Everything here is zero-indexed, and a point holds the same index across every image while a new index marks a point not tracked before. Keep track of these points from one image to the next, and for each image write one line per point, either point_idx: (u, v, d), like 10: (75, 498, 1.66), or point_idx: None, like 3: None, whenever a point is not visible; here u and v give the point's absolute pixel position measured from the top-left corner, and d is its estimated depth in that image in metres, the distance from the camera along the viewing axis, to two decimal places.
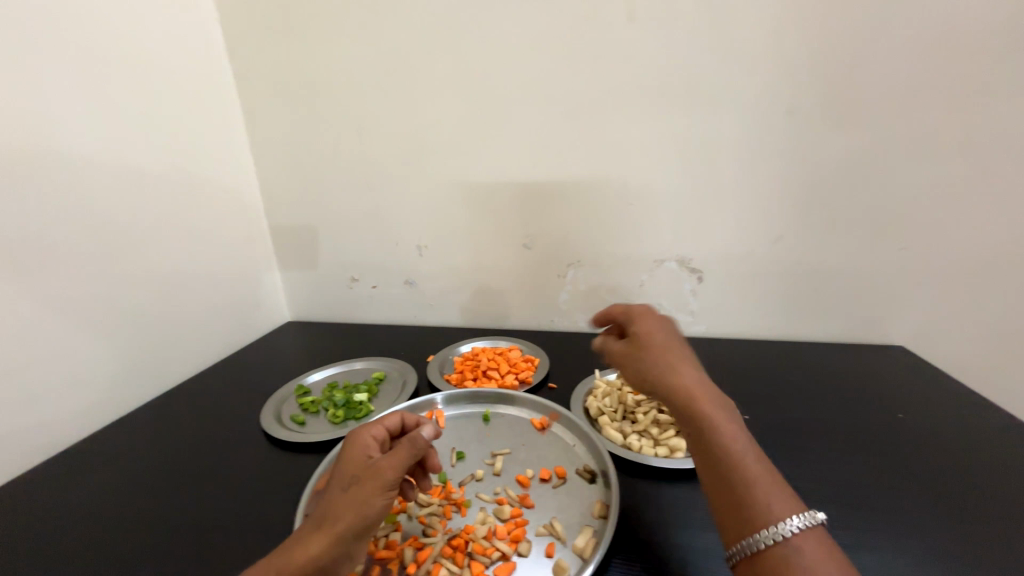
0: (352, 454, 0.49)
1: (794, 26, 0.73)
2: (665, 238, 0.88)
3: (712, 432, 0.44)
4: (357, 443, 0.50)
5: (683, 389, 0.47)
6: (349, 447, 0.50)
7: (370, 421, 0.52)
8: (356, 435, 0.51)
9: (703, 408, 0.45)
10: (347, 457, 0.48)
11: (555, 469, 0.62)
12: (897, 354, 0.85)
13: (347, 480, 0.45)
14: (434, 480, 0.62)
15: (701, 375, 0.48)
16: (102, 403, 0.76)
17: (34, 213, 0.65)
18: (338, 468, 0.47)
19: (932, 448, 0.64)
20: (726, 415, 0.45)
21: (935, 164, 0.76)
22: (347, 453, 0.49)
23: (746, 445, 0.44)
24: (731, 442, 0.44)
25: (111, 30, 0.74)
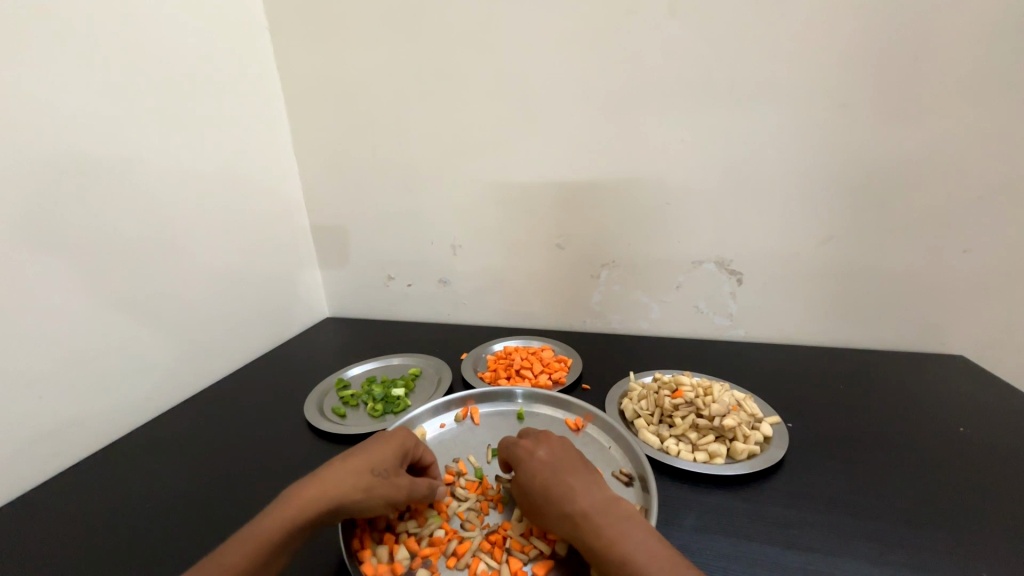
0: (394, 446, 0.54)
1: (847, 18, 0.70)
2: (703, 240, 0.86)
3: (623, 554, 0.43)
4: (404, 442, 0.55)
5: (583, 507, 0.47)
6: (393, 441, 0.55)
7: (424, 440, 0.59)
8: (404, 438, 0.56)
9: (605, 525, 0.46)
10: (388, 447, 0.54)
11: None
12: (956, 364, 0.80)
13: (381, 470, 0.51)
14: (470, 475, 0.63)
15: (598, 491, 0.49)
16: (162, 391, 0.82)
17: (108, 214, 0.71)
18: (378, 449, 0.53)
19: (998, 465, 0.60)
20: (630, 525, 0.46)
21: (1005, 161, 0.70)
22: (388, 443, 0.54)
23: (648, 550, 0.44)
24: (638, 555, 0.43)
25: (175, 45, 0.80)
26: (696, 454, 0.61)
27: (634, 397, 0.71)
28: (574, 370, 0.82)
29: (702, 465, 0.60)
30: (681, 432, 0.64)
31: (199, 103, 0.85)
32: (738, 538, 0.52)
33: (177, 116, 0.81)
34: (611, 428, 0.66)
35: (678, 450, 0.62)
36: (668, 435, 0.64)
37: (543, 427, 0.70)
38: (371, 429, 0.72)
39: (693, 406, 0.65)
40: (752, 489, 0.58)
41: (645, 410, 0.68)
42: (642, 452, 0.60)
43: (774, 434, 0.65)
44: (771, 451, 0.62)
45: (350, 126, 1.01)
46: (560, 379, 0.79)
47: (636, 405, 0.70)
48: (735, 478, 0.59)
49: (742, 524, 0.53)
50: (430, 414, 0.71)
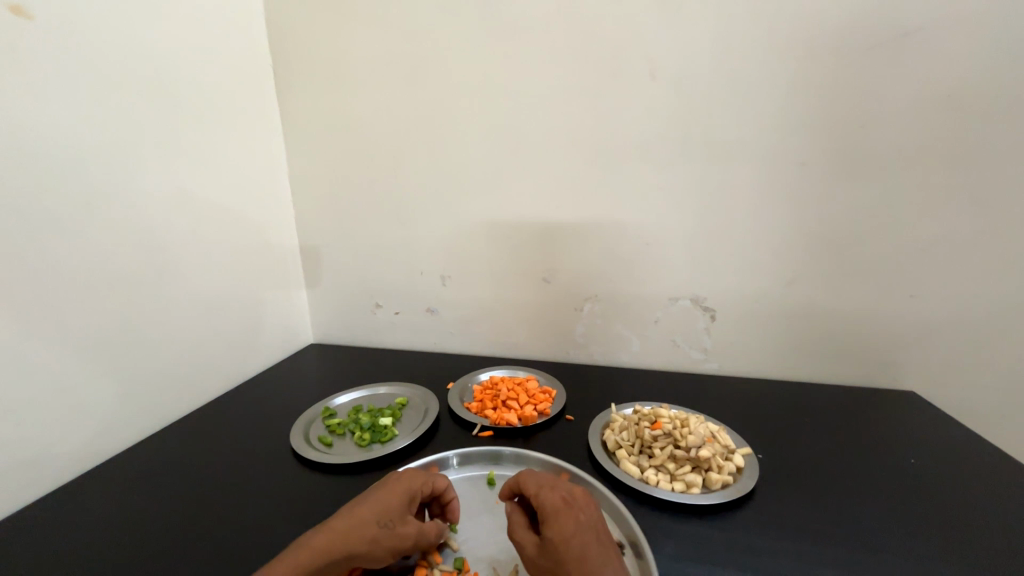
0: (400, 492, 0.54)
1: (803, 88, 0.79)
2: (679, 277, 0.92)
3: None
4: (410, 484, 0.56)
5: None
6: (400, 484, 0.55)
7: (431, 476, 0.58)
8: (412, 480, 0.56)
9: None
10: (394, 492, 0.54)
11: None
12: (909, 400, 0.87)
13: (388, 517, 0.51)
14: (448, 564, 0.57)
15: None
16: (141, 416, 0.80)
17: (101, 237, 0.72)
18: (385, 496, 0.53)
19: (947, 494, 0.65)
20: None
21: (941, 217, 0.79)
22: (395, 486, 0.55)
23: None
24: None
25: (180, 78, 0.83)
26: (673, 484, 0.65)
27: (615, 428, 0.74)
28: (558, 401, 0.84)
29: (679, 495, 0.63)
30: (660, 463, 0.67)
31: (199, 132, 0.87)
32: (715, 567, 0.54)
33: (177, 145, 0.83)
34: (590, 488, 0.64)
35: (658, 480, 0.65)
36: (647, 466, 0.68)
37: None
38: (358, 458, 0.72)
39: (671, 437, 0.68)
40: (728, 519, 0.61)
41: (627, 441, 0.71)
42: (627, 511, 0.59)
43: (747, 465, 0.68)
44: (744, 481, 0.65)
45: (345, 158, 1.04)
46: (544, 410, 0.81)
47: (617, 436, 0.72)
48: (710, 508, 0.62)
49: (718, 554, 0.56)
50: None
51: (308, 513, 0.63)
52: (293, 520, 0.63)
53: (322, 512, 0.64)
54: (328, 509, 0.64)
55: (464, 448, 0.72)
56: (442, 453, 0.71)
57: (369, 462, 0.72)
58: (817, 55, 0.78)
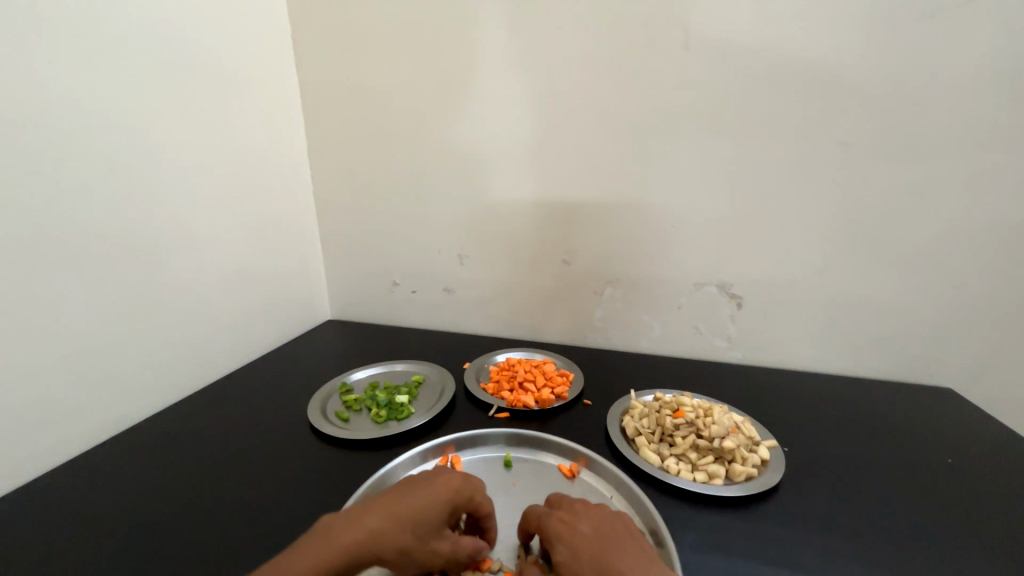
0: (443, 503, 0.50)
1: (851, 60, 0.73)
2: (706, 263, 0.88)
3: None
4: (455, 494, 0.52)
5: None
6: (444, 492, 0.51)
7: (477, 486, 0.54)
8: (460, 490, 0.52)
9: None
10: (435, 499, 0.50)
11: None
12: (947, 396, 0.82)
13: (424, 527, 0.48)
14: None
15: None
16: (163, 386, 0.81)
17: (121, 207, 0.72)
18: (426, 501, 0.50)
19: (984, 496, 0.62)
20: None
21: (999, 202, 0.73)
22: (439, 492, 0.51)
23: None
24: None
25: (199, 47, 0.82)
26: (695, 474, 0.63)
27: (635, 415, 0.72)
28: (575, 385, 0.83)
29: (701, 485, 0.61)
30: (681, 452, 0.65)
31: (216, 103, 0.86)
32: (736, 560, 0.52)
33: (196, 115, 0.82)
34: (609, 474, 0.63)
35: (678, 469, 0.64)
36: (668, 454, 0.66)
37: (534, 475, 0.66)
38: (375, 434, 0.72)
39: (694, 426, 0.66)
40: (750, 511, 0.59)
41: (647, 428, 0.70)
42: (648, 500, 0.57)
43: (771, 457, 0.66)
44: (768, 474, 0.63)
45: (364, 132, 1.02)
46: (562, 393, 0.80)
47: (637, 423, 0.71)
48: (732, 499, 0.60)
49: (740, 547, 0.54)
50: (407, 464, 0.65)
51: (326, 487, 0.64)
52: (310, 492, 0.64)
53: (339, 485, 0.65)
54: (344, 484, 0.64)
55: (480, 428, 0.71)
56: (459, 433, 0.70)
57: (386, 438, 0.72)
58: (868, 25, 0.71)
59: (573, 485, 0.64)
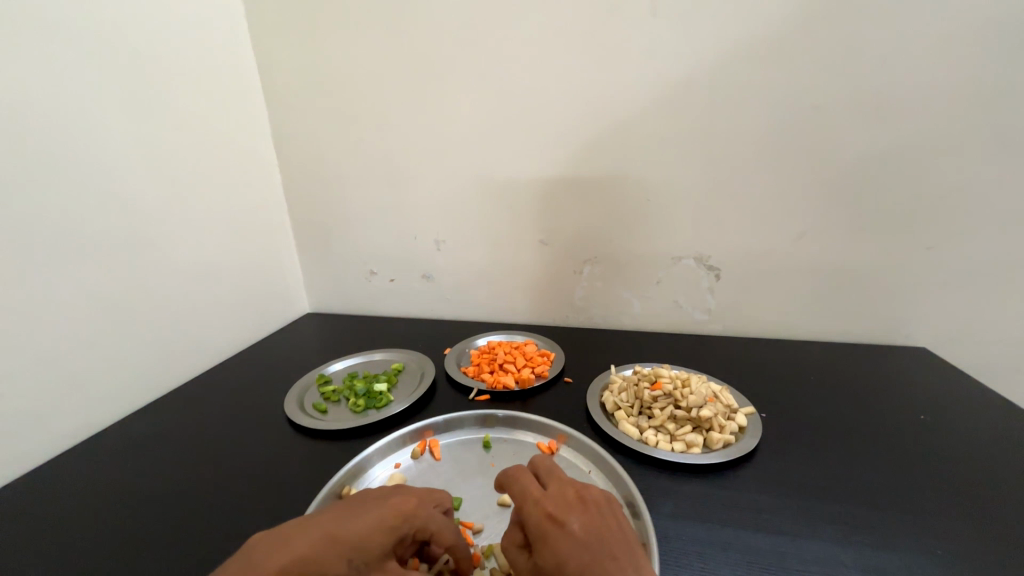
0: (388, 538, 0.42)
1: (823, 20, 0.72)
2: (683, 236, 0.88)
3: None
4: (405, 519, 0.44)
5: None
6: (392, 524, 0.43)
7: (432, 516, 0.47)
8: (410, 522, 0.45)
9: None
10: (381, 533, 0.42)
11: None
12: (920, 356, 0.84)
13: (358, 567, 0.40)
14: None
15: None
16: (135, 387, 0.79)
17: (82, 211, 0.68)
18: (368, 533, 0.42)
19: (957, 449, 0.64)
20: None
21: (968, 162, 0.74)
22: (384, 520, 0.43)
23: None
24: None
25: (153, 31, 0.77)
26: (673, 444, 0.63)
27: (614, 390, 0.72)
28: (556, 364, 0.83)
29: (679, 455, 0.61)
30: (659, 423, 0.66)
31: (176, 94, 0.82)
32: (714, 525, 0.53)
33: (155, 110, 0.78)
34: (588, 449, 0.63)
35: (657, 440, 0.64)
36: (647, 426, 0.66)
37: (513, 455, 0.66)
38: (353, 423, 0.71)
39: (672, 398, 0.66)
40: (728, 477, 0.60)
41: (625, 402, 0.70)
42: (626, 472, 0.58)
43: (749, 424, 0.67)
44: (745, 440, 0.63)
45: (331, 118, 0.98)
46: (542, 372, 0.80)
47: (616, 398, 0.71)
48: (710, 467, 0.61)
49: (717, 512, 0.55)
50: (384, 451, 0.65)
51: (305, 479, 0.63)
52: (290, 485, 0.63)
53: (319, 475, 0.64)
54: (322, 475, 0.64)
55: (459, 412, 0.71)
56: (437, 417, 0.70)
57: (364, 427, 0.71)
58: None
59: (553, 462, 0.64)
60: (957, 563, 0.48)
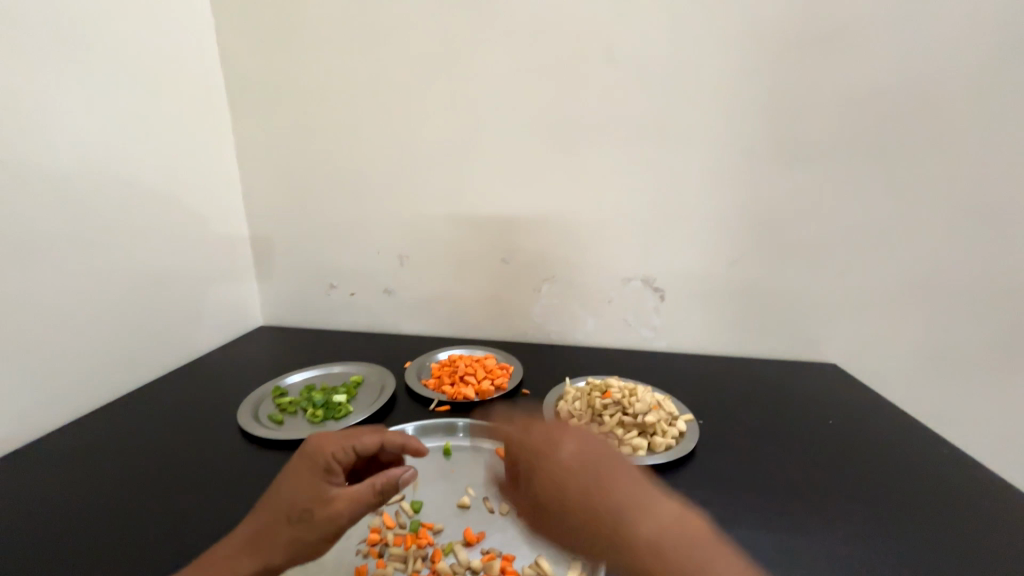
0: (308, 477, 0.48)
1: (747, 79, 0.84)
2: (633, 259, 0.96)
3: None
4: (315, 455, 0.49)
5: None
6: (306, 465, 0.49)
7: (339, 437, 0.51)
8: (319, 452, 0.50)
9: None
10: (301, 480, 0.48)
11: (531, 502, 0.61)
12: (832, 370, 0.96)
13: (299, 511, 0.46)
14: (404, 527, 0.59)
15: None
16: (67, 396, 0.73)
17: (20, 205, 0.64)
18: (290, 487, 0.48)
19: (862, 449, 0.73)
20: None
21: (862, 204, 0.87)
22: (297, 468, 0.49)
23: None
24: None
25: (114, 30, 0.76)
26: (621, 447, 0.68)
27: (569, 399, 0.77)
28: (514, 376, 0.86)
29: (626, 456, 0.66)
30: (608, 429, 0.71)
31: (134, 92, 0.80)
32: None
33: (110, 107, 0.76)
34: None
35: (607, 444, 0.69)
36: (597, 432, 0.71)
37: (472, 461, 0.68)
38: (311, 433, 0.70)
39: (620, 405, 0.72)
40: (669, 477, 0.65)
41: (579, 410, 0.74)
42: None
43: (688, 429, 0.73)
44: (685, 443, 0.70)
45: (299, 132, 0.99)
46: (501, 384, 0.83)
47: (570, 406, 0.75)
48: (654, 468, 0.66)
49: None
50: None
51: (258, 489, 0.62)
52: (242, 495, 0.61)
53: (273, 486, 0.62)
54: None
55: (421, 421, 0.73)
56: (398, 427, 0.71)
57: None
58: (759, 50, 0.83)
59: None
60: (855, 541, 0.56)
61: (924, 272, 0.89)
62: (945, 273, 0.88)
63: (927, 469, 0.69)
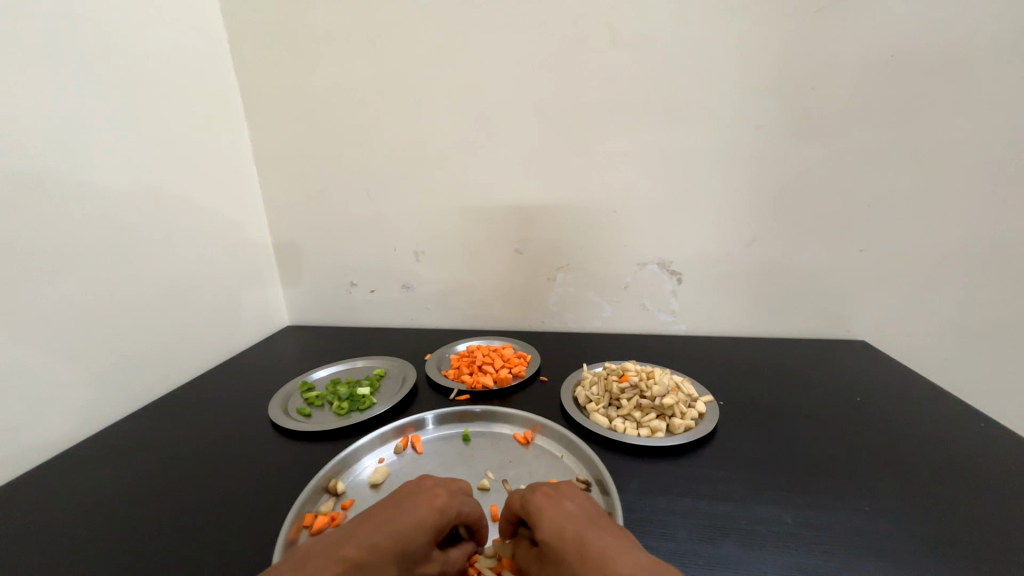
0: (431, 534, 0.45)
1: (758, 49, 0.81)
2: (646, 243, 0.95)
3: None
4: (442, 513, 0.46)
5: None
6: (432, 518, 0.45)
7: (462, 501, 0.49)
8: (447, 510, 0.47)
9: None
10: (423, 528, 0.44)
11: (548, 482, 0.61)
12: (860, 347, 0.93)
13: (408, 562, 0.43)
14: None
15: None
16: (113, 397, 0.79)
17: (58, 223, 0.69)
18: (412, 533, 0.44)
19: (892, 426, 0.70)
20: None
21: (888, 172, 0.83)
22: (424, 515, 0.45)
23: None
24: None
25: (133, 48, 0.79)
26: (639, 430, 0.68)
27: (586, 384, 0.77)
28: (532, 364, 0.88)
29: (645, 438, 0.67)
30: (626, 412, 0.71)
31: (155, 108, 0.84)
32: (674, 497, 0.58)
33: (133, 123, 0.80)
34: (559, 435, 0.68)
35: (625, 427, 0.69)
36: (615, 415, 0.71)
37: (491, 446, 0.70)
38: (337, 424, 0.74)
39: (637, 388, 0.72)
40: (689, 457, 0.65)
41: (596, 395, 0.75)
42: (594, 453, 0.62)
43: (708, 411, 0.73)
44: (705, 424, 0.69)
45: (312, 136, 1.02)
46: (519, 372, 0.84)
47: (588, 391, 0.76)
48: (673, 449, 0.66)
49: (677, 486, 0.60)
50: (367, 448, 0.68)
51: (290, 477, 0.65)
52: (275, 483, 0.64)
53: (303, 474, 0.66)
54: (308, 473, 0.66)
55: (440, 410, 0.75)
56: (418, 416, 0.74)
57: (348, 428, 0.73)
58: (771, 18, 0.79)
59: (528, 451, 0.68)
60: (883, 515, 0.54)
61: (959, 240, 0.84)
62: (981, 239, 0.83)
63: (964, 444, 0.66)
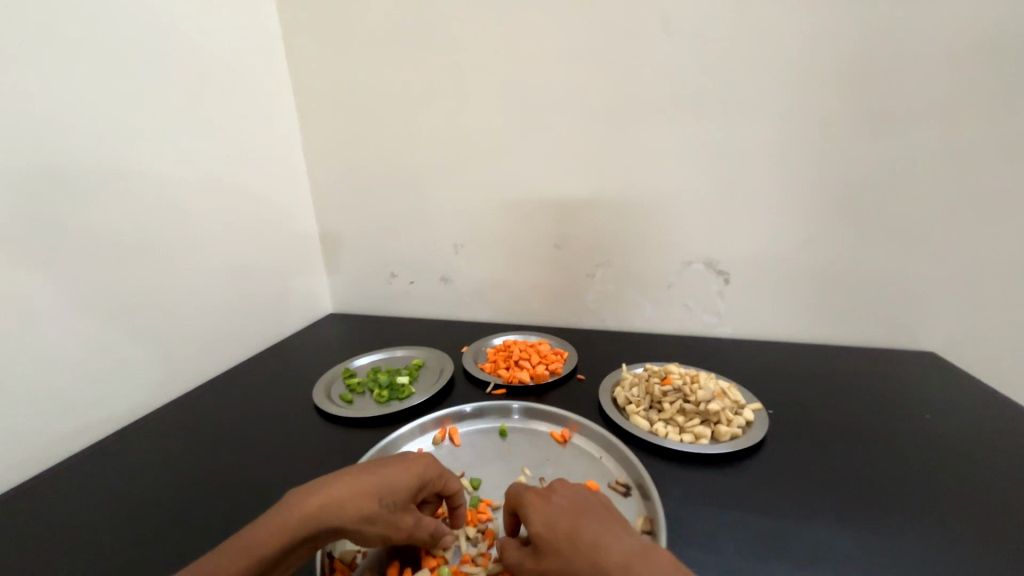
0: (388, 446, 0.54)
1: (826, 34, 0.75)
2: (693, 241, 0.91)
3: None
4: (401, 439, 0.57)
5: None
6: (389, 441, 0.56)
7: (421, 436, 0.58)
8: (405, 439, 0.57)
9: None
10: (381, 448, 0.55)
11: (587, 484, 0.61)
12: (929, 360, 0.85)
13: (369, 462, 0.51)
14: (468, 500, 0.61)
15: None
16: (176, 376, 0.84)
17: (128, 211, 0.74)
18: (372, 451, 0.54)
19: (964, 447, 0.65)
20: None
21: (972, 168, 0.75)
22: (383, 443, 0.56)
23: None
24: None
25: (195, 46, 0.84)
26: (682, 436, 0.66)
27: (626, 385, 0.75)
28: (569, 362, 0.86)
29: (688, 445, 0.64)
30: (669, 416, 0.68)
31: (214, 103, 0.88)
32: (719, 508, 0.56)
33: (193, 117, 0.84)
34: (597, 436, 0.66)
35: (667, 432, 0.67)
36: (656, 419, 0.69)
37: (528, 443, 0.69)
38: (378, 412, 0.75)
39: (681, 392, 0.69)
40: (736, 468, 0.62)
41: (636, 397, 0.72)
42: (635, 457, 0.61)
43: (756, 419, 0.69)
44: (753, 433, 0.66)
45: (358, 128, 1.05)
46: (557, 369, 0.83)
47: (628, 393, 0.74)
48: (718, 458, 0.63)
49: (722, 497, 0.57)
50: (408, 437, 0.69)
51: (333, 461, 0.68)
52: (320, 466, 0.67)
53: (345, 459, 0.68)
54: (350, 458, 0.68)
55: (476, 403, 0.75)
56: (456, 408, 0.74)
57: (387, 416, 0.75)
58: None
59: (565, 450, 0.68)
60: (954, 546, 0.50)
61: None
62: None
63: None
